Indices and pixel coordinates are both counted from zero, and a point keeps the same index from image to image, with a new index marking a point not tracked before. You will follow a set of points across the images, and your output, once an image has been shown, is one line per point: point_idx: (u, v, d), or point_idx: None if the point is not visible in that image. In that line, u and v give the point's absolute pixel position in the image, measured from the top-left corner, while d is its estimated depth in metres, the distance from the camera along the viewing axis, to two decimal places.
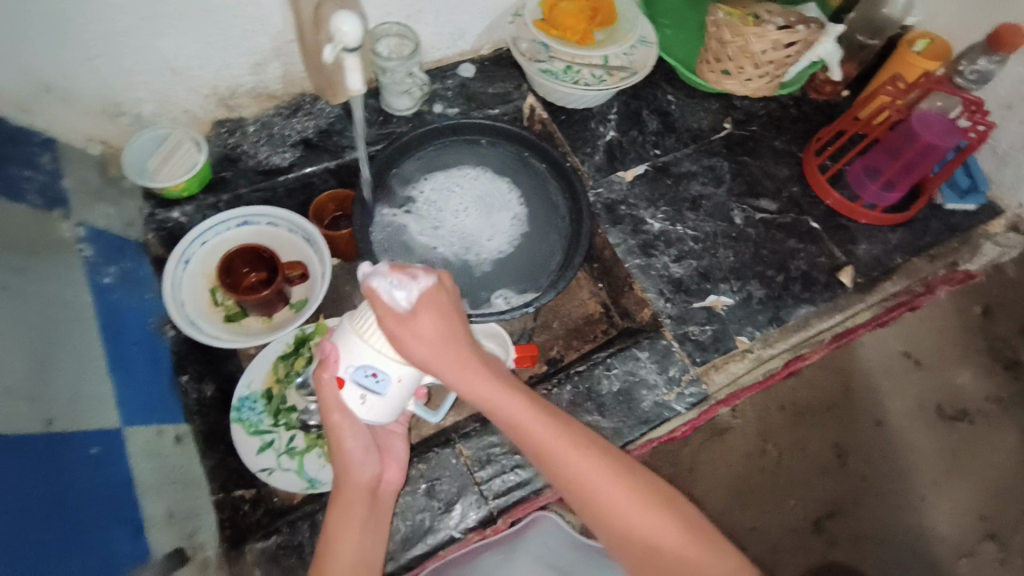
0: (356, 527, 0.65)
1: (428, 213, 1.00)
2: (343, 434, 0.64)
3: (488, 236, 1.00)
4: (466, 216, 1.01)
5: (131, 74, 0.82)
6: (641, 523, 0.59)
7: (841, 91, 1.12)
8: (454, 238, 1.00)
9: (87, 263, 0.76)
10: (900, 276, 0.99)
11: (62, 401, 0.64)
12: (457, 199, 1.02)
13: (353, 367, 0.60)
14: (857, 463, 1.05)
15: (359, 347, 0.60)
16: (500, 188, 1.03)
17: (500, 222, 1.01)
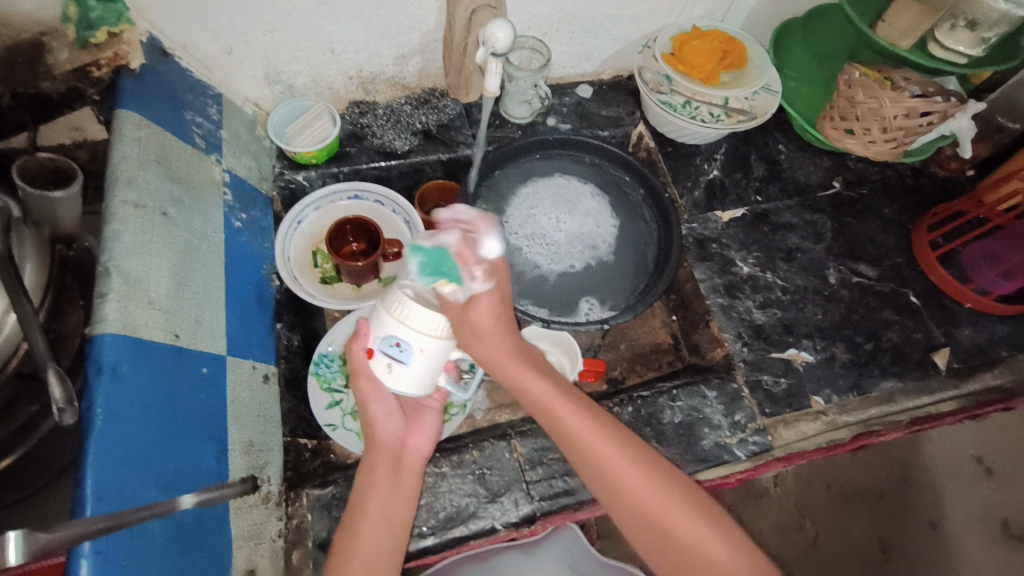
0: (384, 489, 0.67)
1: (539, 239, 1.03)
2: (370, 396, 0.67)
3: (594, 231, 1.04)
4: (564, 218, 1.05)
5: (297, 49, 0.92)
6: (676, 522, 0.63)
7: (966, 170, 1.08)
8: (577, 245, 1.03)
9: (227, 205, 0.86)
10: (1003, 371, 0.93)
11: (190, 319, 0.71)
12: (542, 205, 1.05)
13: (380, 338, 0.63)
14: (899, 562, 1.15)
15: (383, 321, 0.63)
16: (575, 185, 1.07)
17: (602, 221, 1.05)
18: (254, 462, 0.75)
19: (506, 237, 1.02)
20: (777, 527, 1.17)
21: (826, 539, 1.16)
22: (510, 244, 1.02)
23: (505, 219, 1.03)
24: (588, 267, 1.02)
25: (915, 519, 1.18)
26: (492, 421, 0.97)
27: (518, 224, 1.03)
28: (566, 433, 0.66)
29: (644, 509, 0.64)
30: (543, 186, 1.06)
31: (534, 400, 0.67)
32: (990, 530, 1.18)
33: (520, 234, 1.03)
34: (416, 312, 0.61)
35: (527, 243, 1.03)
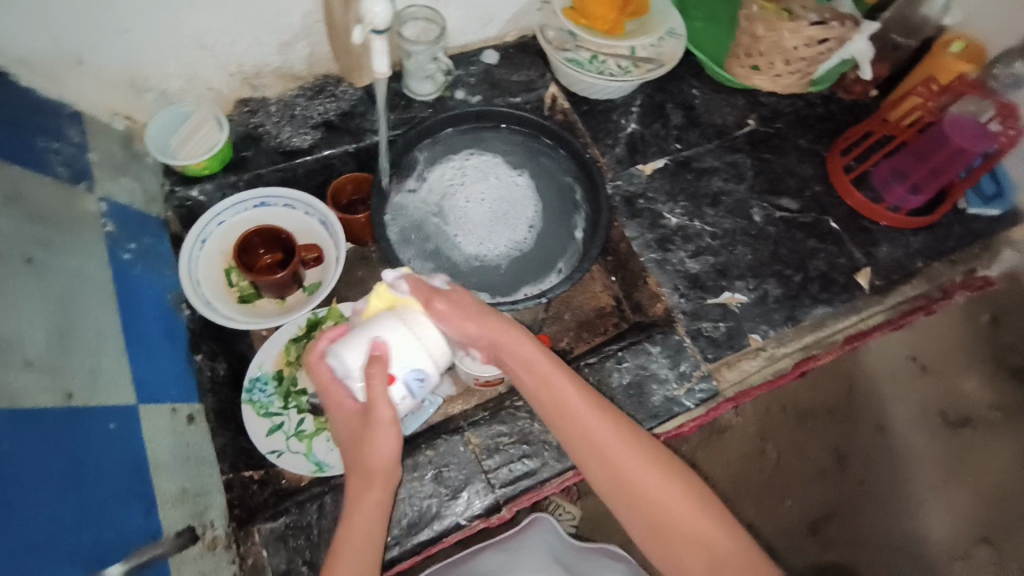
0: (375, 503, 0.62)
1: (452, 176, 1.01)
2: (379, 433, 0.59)
3: (456, 227, 0.99)
4: (484, 211, 1.00)
5: (161, 49, 0.82)
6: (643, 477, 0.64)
7: (871, 92, 1.10)
8: (432, 201, 1.00)
9: (109, 237, 0.77)
10: (921, 281, 0.99)
11: (84, 371, 0.63)
12: (506, 194, 1.01)
13: (410, 368, 0.59)
14: (853, 467, 1.18)
15: (408, 346, 0.59)
16: (473, 232, 0.99)
17: (467, 237, 0.99)
18: (190, 509, 0.70)
19: (468, 158, 1.02)
20: (743, 457, 1.19)
21: (789, 460, 1.18)
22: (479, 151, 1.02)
23: (490, 180, 1.01)
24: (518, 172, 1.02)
25: (860, 425, 1.20)
26: (445, 416, 0.93)
27: (478, 181, 1.01)
28: (576, 433, 0.66)
29: (645, 501, 0.63)
30: (523, 215, 1.00)
31: (548, 399, 0.67)
32: (927, 421, 1.20)
33: (466, 164, 1.01)
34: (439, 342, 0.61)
35: (463, 160, 1.01)
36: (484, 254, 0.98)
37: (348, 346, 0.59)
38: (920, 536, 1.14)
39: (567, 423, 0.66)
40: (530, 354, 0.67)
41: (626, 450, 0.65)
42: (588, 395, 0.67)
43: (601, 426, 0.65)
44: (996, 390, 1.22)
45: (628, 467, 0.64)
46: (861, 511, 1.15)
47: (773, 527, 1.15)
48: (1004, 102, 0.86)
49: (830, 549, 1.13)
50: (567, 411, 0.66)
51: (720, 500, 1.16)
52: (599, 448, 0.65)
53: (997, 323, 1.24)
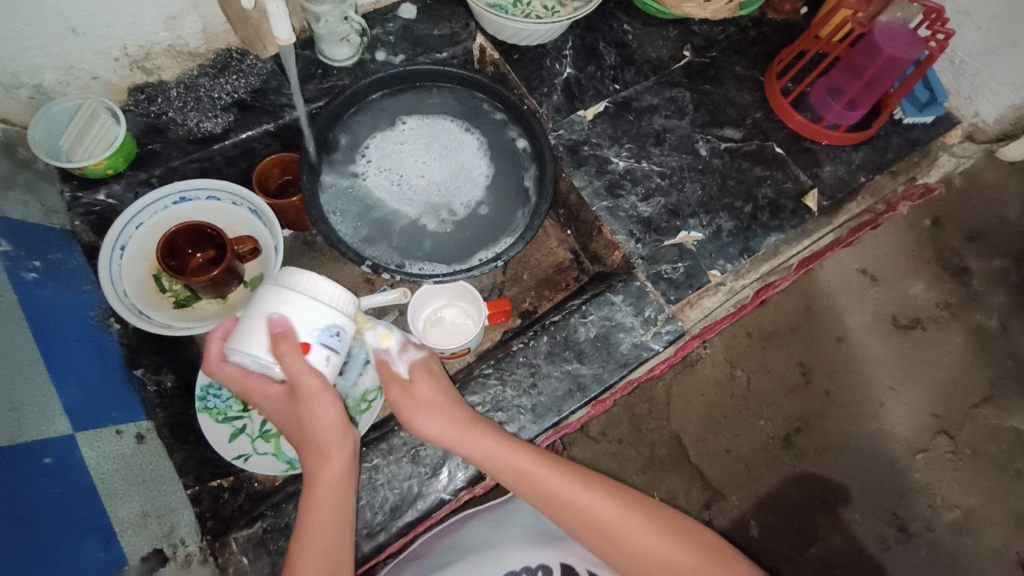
0: (333, 473, 0.59)
1: (389, 178, 0.95)
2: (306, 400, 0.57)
3: (452, 196, 0.96)
4: (440, 167, 0.97)
5: (24, 38, 0.72)
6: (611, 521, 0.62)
7: (800, 9, 1.09)
8: (404, 204, 0.95)
9: (8, 258, 0.68)
10: (865, 195, 1.00)
11: (4, 410, 0.57)
12: (430, 133, 0.97)
13: (318, 329, 0.56)
14: (818, 378, 1.23)
15: (304, 310, 0.56)
16: (465, 185, 0.96)
17: (463, 191, 0.96)
18: (154, 533, 0.66)
19: (370, 151, 0.95)
20: (715, 385, 1.21)
21: (757, 382, 1.21)
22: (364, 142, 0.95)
23: (398, 150, 0.96)
24: (417, 117, 0.97)
25: (822, 339, 1.24)
26: None
27: (403, 156, 0.96)
28: (572, 516, 0.63)
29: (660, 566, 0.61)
30: (441, 129, 0.97)
31: (533, 488, 0.64)
32: (881, 325, 1.26)
33: (377, 163, 0.95)
34: (335, 289, 0.58)
35: (370, 160, 0.95)
36: (480, 177, 0.97)
37: (245, 335, 0.58)
38: (885, 433, 1.21)
39: (560, 508, 0.63)
40: (474, 430, 0.65)
41: (626, 517, 0.63)
42: (570, 471, 0.65)
43: (592, 499, 0.63)
44: (941, 289, 1.28)
45: (596, 515, 0.63)
46: (827, 419, 1.21)
47: (751, 448, 1.18)
48: (931, 3, 0.86)
49: (804, 460, 1.18)
50: (559, 499, 0.63)
51: (698, 430, 1.18)
52: (601, 524, 0.62)
53: (938, 226, 1.30)
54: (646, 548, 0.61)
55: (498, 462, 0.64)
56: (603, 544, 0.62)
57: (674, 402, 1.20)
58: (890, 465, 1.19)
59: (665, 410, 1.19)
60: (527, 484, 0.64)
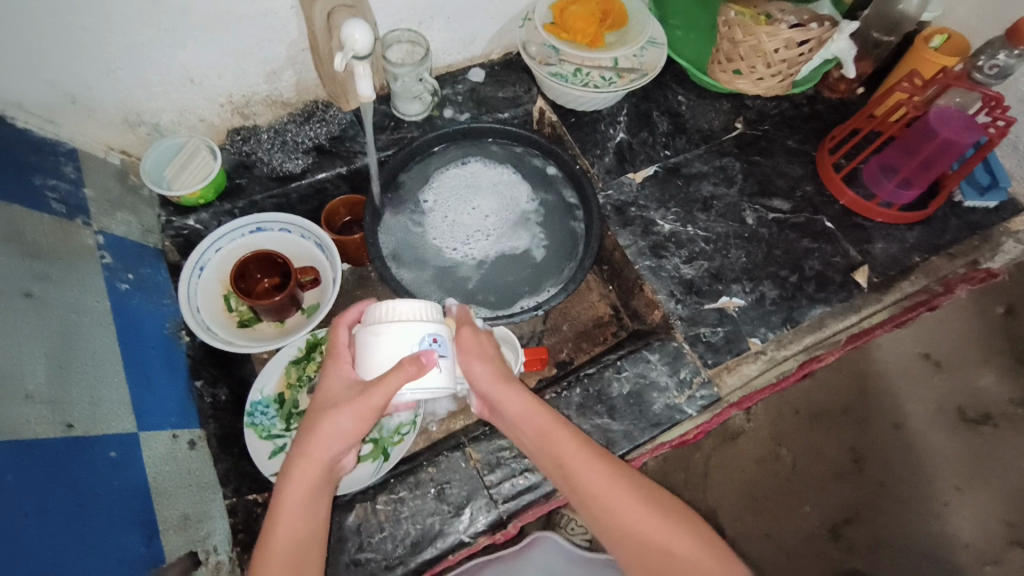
0: (309, 478, 0.61)
1: (469, 239, 1.01)
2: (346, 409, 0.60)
3: (515, 205, 1.02)
4: (482, 198, 1.03)
5: (152, 85, 0.85)
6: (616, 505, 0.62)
7: (855, 89, 1.11)
8: (497, 239, 1.01)
9: (107, 269, 0.78)
10: (918, 275, 0.97)
11: (84, 402, 0.64)
12: (450, 189, 1.02)
13: (418, 342, 0.61)
14: (873, 469, 1.15)
15: (399, 331, 0.61)
16: (514, 190, 1.03)
17: (517, 194, 1.03)
18: (192, 536, 0.70)
19: (432, 226, 1.01)
20: (757, 462, 1.16)
21: (803, 464, 1.15)
22: (433, 242, 1.00)
23: (450, 219, 1.01)
24: (432, 187, 1.02)
25: (877, 424, 1.18)
26: (448, 432, 0.94)
27: (463, 220, 1.02)
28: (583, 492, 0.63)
29: (652, 548, 0.61)
30: (445, 181, 1.03)
31: (547, 448, 0.66)
32: (944, 416, 1.18)
33: (444, 235, 1.01)
34: (411, 304, 0.63)
35: (435, 234, 1.00)
36: (513, 177, 1.04)
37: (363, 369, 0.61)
38: (949, 536, 1.11)
39: (573, 483, 0.64)
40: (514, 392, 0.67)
41: (626, 496, 0.63)
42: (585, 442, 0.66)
43: (601, 474, 0.64)
44: (1012, 383, 1.19)
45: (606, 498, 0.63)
46: (880, 512, 1.13)
47: (794, 538, 1.12)
48: (991, 93, 0.85)
49: (854, 555, 1.10)
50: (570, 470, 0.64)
51: (735, 507, 1.13)
52: (602, 496, 0.63)
53: (1011, 314, 1.22)
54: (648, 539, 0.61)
55: (519, 420, 0.66)
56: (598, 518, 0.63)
57: (712, 473, 1.16)
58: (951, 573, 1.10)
59: (700, 480, 1.15)
60: (541, 443, 0.66)
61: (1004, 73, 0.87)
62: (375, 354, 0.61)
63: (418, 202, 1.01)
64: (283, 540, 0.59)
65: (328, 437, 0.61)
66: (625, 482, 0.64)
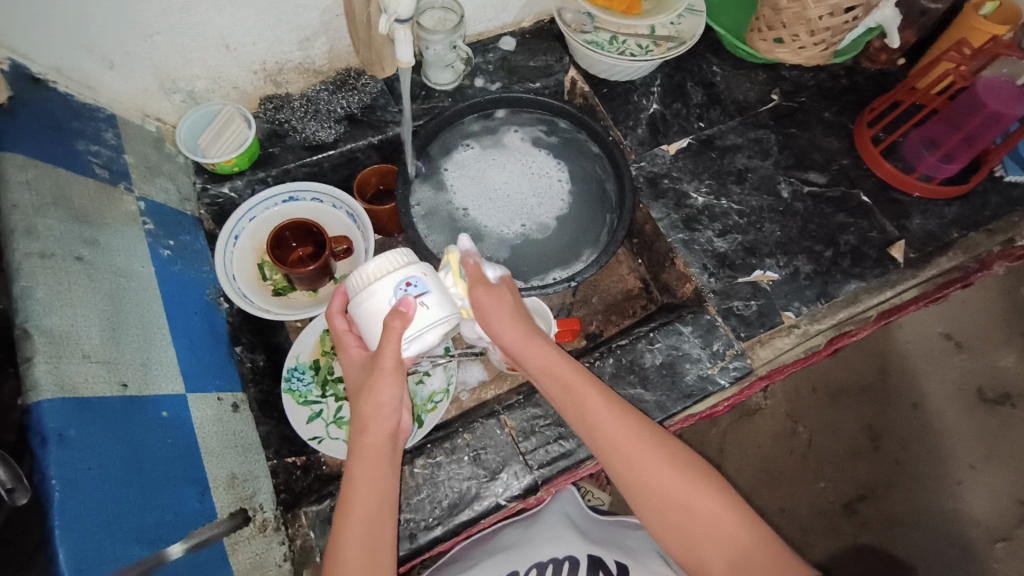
0: (375, 447, 0.63)
1: (537, 201, 1.01)
2: (377, 384, 0.61)
3: (508, 157, 1.02)
4: (494, 180, 1.01)
5: (189, 51, 0.84)
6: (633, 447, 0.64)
7: (897, 60, 1.08)
8: (542, 182, 1.01)
9: (150, 235, 0.79)
10: (958, 251, 0.96)
11: (136, 363, 0.66)
12: (471, 203, 1.00)
13: (392, 294, 0.62)
14: (890, 446, 1.16)
15: (373, 293, 0.62)
16: (492, 148, 1.02)
17: (500, 153, 1.02)
18: (240, 494, 0.73)
19: (506, 222, 0.99)
20: (775, 438, 1.17)
21: (822, 439, 1.16)
22: (547, 226, 0.99)
23: (517, 205, 1.01)
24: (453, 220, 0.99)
25: (896, 403, 1.18)
26: (478, 400, 0.96)
27: (527, 196, 1.01)
28: (603, 434, 0.65)
29: (673, 504, 0.62)
30: (473, 194, 1.00)
31: (570, 401, 0.66)
32: (966, 398, 1.18)
33: (524, 218, 1.00)
34: (373, 266, 0.64)
35: (516, 224, 0.99)
36: (482, 150, 1.02)
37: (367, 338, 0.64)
38: (961, 514, 1.12)
39: (594, 428, 0.65)
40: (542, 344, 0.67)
41: (650, 453, 0.63)
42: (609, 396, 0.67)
43: (625, 431, 0.64)
44: None
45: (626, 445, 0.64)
46: (897, 491, 1.14)
47: (811, 509, 1.13)
48: None
49: (867, 531, 1.12)
50: (592, 416, 0.65)
51: (752, 482, 1.15)
52: (625, 451, 0.63)
53: None
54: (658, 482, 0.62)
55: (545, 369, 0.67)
56: (622, 470, 0.64)
57: (729, 448, 1.17)
58: (966, 549, 1.10)
59: (718, 455, 1.16)
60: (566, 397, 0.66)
61: None
62: (367, 324, 0.63)
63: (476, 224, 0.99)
64: (360, 503, 0.62)
65: (382, 410, 0.63)
66: (648, 438, 0.64)
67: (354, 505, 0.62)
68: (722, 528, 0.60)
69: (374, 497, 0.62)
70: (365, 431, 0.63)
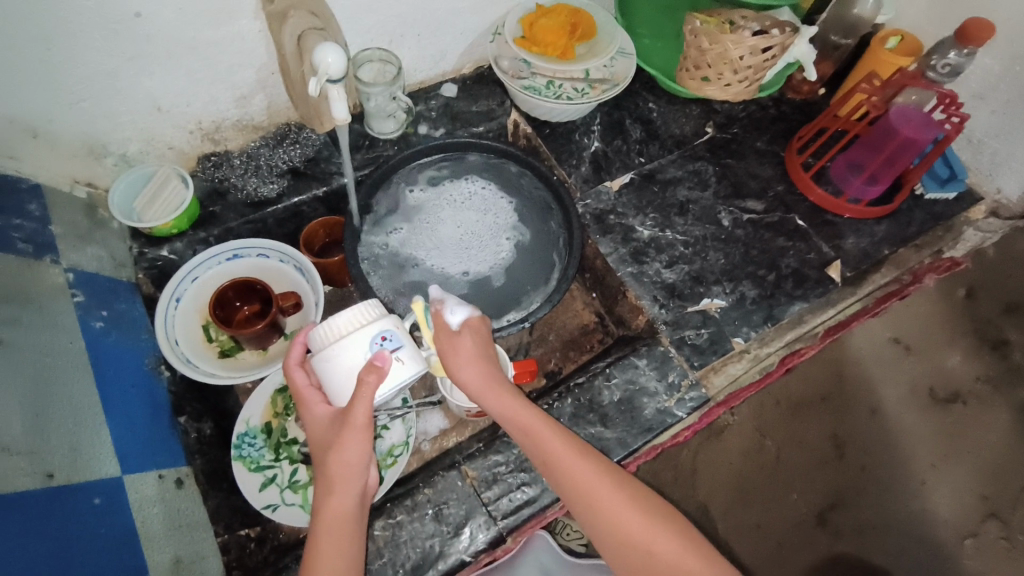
0: (340, 510, 0.61)
1: (492, 217, 1.03)
2: (343, 442, 0.60)
3: (437, 205, 1.02)
4: (449, 233, 1.01)
5: (118, 115, 0.83)
6: (596, 491, 0.63)
7: (818, 90, 1.15)
8: (479, 201, 1.03)
9: (80, 307, 0.76)
10: (889, 267, 1.01)
11: (64, 449, 0.62)
12: (449, 261, 0.99)
13: (367, 349, 0.63)
14: (854, 452, 1.19)
15: (346, 349, 0.62)
16: (422, 206, 1.02)
17: (429, 208, 1.02)
18: None
19: (490, 255, 1.00)
20: (743, 455, 1.18)
21: (787, 455, 1.18)
22: (517, 231, 1.02)
23: (480, 237, 1.02)
24: (453, 282, 0.98)
25: (854, 409, 1.21)
26: (441, 450, 0.93)
27: (485, 226, 1.02)
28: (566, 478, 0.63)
29: (638, 547, 0.61)
30: (434, 242, 1.00)
31: (535, 448, 0.65)
32: (919, 400, 1.22)
33: (498, 239, 1.01)
34: (343, 320, 0.64)
35: (499, 251, 1.01)
36: (413, 217, 1.01)
37: (336, 394, 0.63)
38: (928, 514, 1.15)
39: (558, 472, 0.64)
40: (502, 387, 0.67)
41: (616, 497, 0.63)
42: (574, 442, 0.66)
43: (588, 474, 0.64)
44: (979, 362, 1.24)
45: (589, 488, 0.63)
46: (866, 498, 1.16)
47: (783, 528, 1.14)
48: (943, 91, 0.88)
49: (842, 539, 1.13)
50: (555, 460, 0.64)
51: (724, 506, 1.15)
52: (589, 494, 0.63)
53: (972, 297, 1.28)
54: (622, 526, 0.62)
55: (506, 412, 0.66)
56: (588, 518, 0.63)
57: (701, 469, 1.18)
58: (935, 551, 1.13)
59: (688, 482, 1.16)
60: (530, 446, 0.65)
61: (955, 71, 0.92)
62: (337, 379, 0.63)
63: (452, 272, 0.99)
64: (324, 572, 0.59)
65: (345, 471, 0.61)
66: (611, 479, 0.64)
67: (320, 572, 0.59)
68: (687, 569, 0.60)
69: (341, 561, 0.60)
70: (332, 491, 0.61)
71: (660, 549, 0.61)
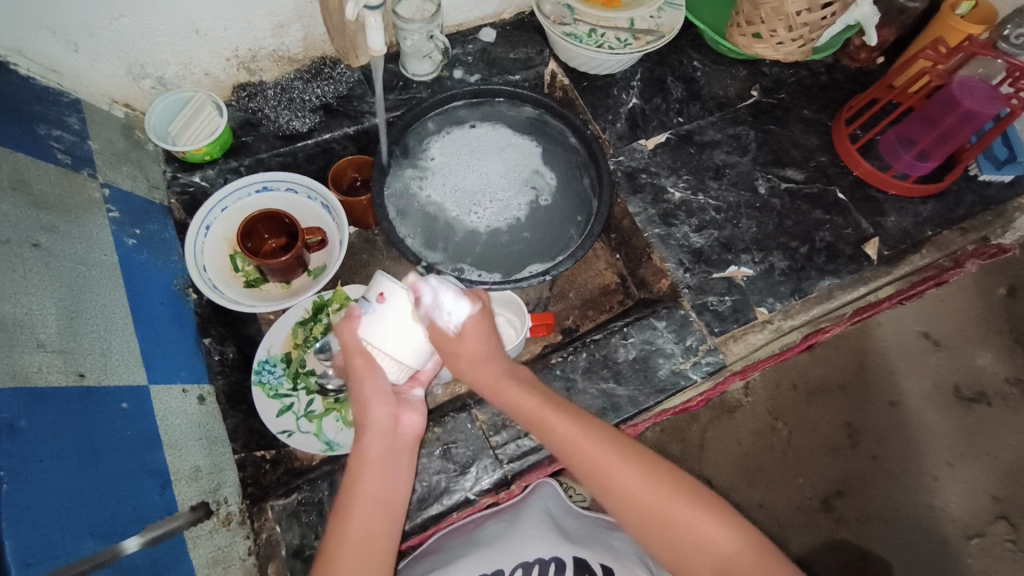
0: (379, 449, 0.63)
1: (445, 172, 1.00)
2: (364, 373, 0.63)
3: (501, 198, 1.00)
4: (498, 169, 1.01)
5: (156, 35, 0.82)
6: (640, 492, 0.61)
7: (875, 58, 1.08)
8: (434, 188, 1.00)
9: (114, 223, 0.78)
10: (930, 249, 0.96)
11: (95, 354, 0.64)
12: (492, 139, 1.02)
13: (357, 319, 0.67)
14: (867, 443, 1.17)
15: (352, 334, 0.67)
16: (506, 198, 1.00)
17: (514, 198, 1.00)
18: (204, 487, 0.71)
19: (468, 138, 1.02)
20: (753, 435, 1.17)
21: (799, 437, 1.17)
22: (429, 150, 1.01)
23: (458, 157, 1.01)
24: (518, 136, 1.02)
25: (873, 399, 1.19)
26: (453, 394, 0.94)
27: (491, 164, 1.01)
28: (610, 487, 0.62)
29: (687, 539, 0.59)
30: (508, 191, 1.01)
31: (566, 449, 0.64)
32: (942, 396, 1.19)
33: (449, 151, 1.01)
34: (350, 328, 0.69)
35: (458, 142, 1.01)
36: (526, 197, 1.00)
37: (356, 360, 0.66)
38: (936, 509, 1.13)
39: (599, 479, 0.63)
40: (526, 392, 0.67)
41: (658, 491, 0.61)
42: (577, 416, 0.66)
43: (630, 472, 0.62)
44: (1012, 363, 1.20)
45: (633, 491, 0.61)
46: (875, 488, 1.14)
47: (786, 506, 1.14)
48: (1017, 63, 0.82)
49: (844, 526, 1.12)
50: (590, 462, 0.63)
51: (730, 481, 1.15)
52: (630, 492, 0.61)
53: (1012, 295, 1.23)
54: (670, 518, 0.60)
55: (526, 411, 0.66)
56: (630, 513, 0.62)
57: (708, 445, 1.17)
58: (938, 545, 1.11)
59: (696, 452, 1.16)
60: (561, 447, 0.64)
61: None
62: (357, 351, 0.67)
63: (546, 185, 1.01)
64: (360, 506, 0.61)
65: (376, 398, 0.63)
66: (650, 471, 0.63)
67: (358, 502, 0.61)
68: (743, 556, 0.58)
69: (380, 498, 0.62)
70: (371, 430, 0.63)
71: (715, 537, 0.59)
